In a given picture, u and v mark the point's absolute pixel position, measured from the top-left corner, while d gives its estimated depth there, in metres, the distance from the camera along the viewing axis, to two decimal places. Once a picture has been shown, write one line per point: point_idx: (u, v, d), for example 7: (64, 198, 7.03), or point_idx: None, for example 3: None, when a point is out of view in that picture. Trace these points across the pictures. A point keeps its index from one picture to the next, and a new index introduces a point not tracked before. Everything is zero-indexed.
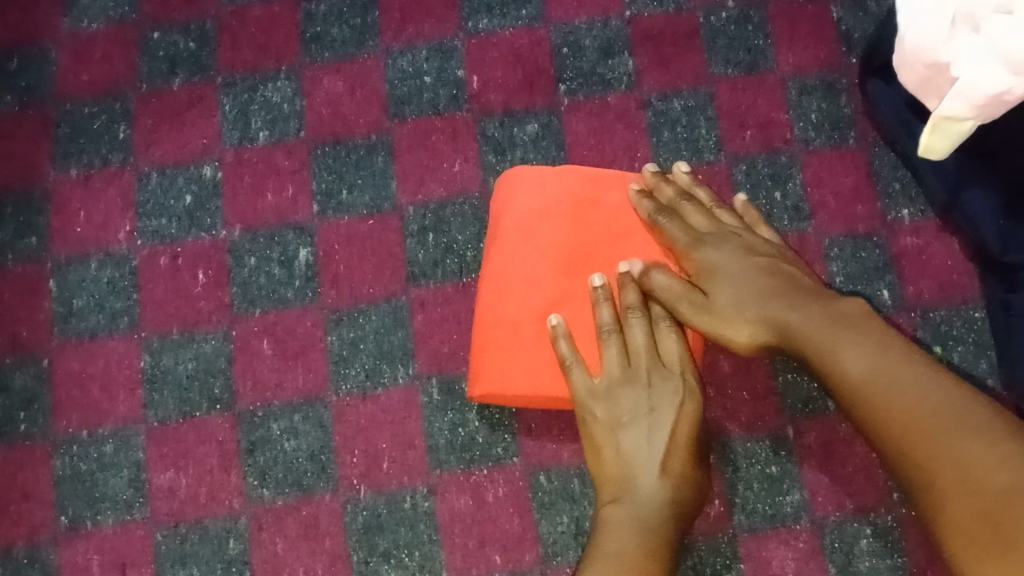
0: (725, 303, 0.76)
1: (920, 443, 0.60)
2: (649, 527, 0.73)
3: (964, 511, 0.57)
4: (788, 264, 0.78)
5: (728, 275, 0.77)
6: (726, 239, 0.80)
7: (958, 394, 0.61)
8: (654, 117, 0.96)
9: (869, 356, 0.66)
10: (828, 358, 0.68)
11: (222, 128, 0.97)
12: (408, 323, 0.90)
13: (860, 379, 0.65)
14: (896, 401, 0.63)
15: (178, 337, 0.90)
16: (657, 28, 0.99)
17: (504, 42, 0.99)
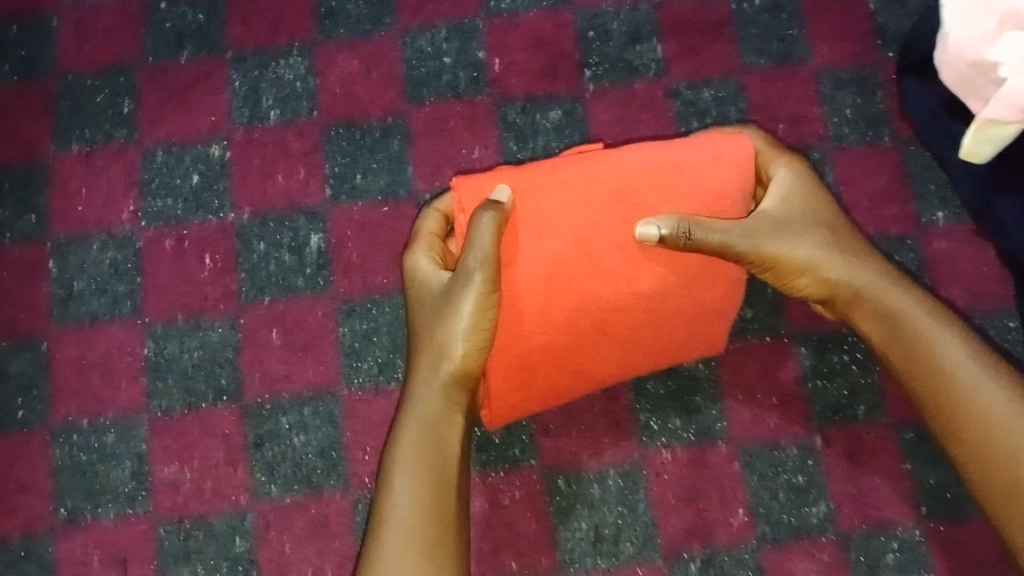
0: (796, 247, 0.76)
1: (982, 430, 0.69)
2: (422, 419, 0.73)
3: (987, 483, 0.68)
4: (842, 221, 0.79)
5: (795, 200, 0.79)
6: (787, 173, 0.80)
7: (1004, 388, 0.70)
8: (683, 107, 0.93)
9: (954, 339, 0.72)
10: (923, 345, 0.73)
11: (231, 107, 0.93)
12: None
13: (954, 366, 0.71)
14: (992, 399, 0.69)
15: (183, 324, 0.87)
16: (686, 15, 0.96)
17: (526, 24, 0.96)
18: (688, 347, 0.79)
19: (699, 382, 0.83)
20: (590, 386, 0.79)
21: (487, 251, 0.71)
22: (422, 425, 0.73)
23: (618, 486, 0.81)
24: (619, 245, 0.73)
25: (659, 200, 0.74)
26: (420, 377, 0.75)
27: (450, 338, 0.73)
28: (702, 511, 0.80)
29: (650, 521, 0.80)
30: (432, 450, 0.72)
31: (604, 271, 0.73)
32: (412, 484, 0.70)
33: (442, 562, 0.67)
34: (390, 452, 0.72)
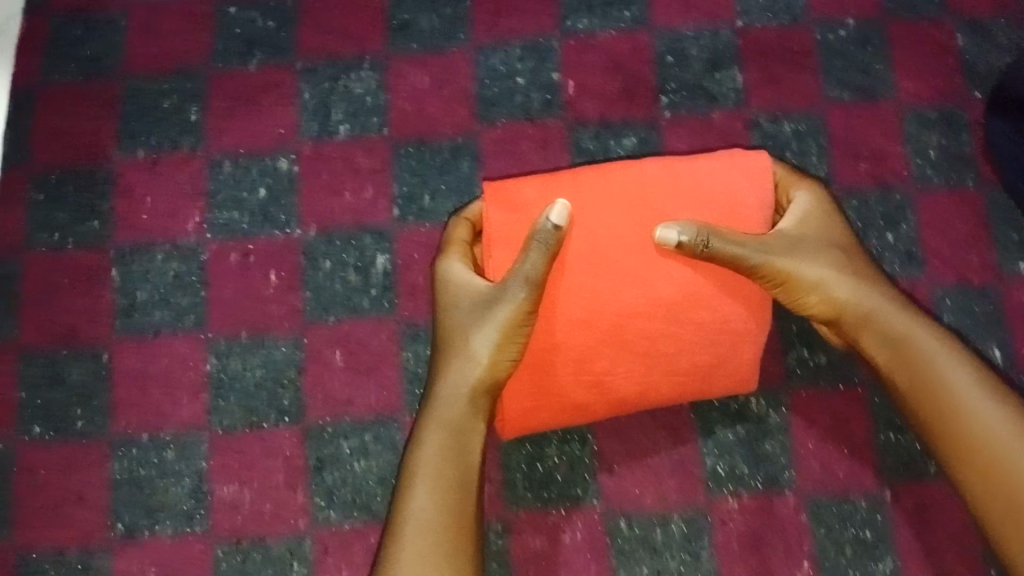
0: (811, 264, 0.75)
1: (988, 459, 0.69)
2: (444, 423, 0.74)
3: (991, 510, 0.69)
4: (856, 242, 0.79)
5: (812, 222, 0.78)
6: (802, 193, 0.79)
7: (1008, 418, 0.70)
8: (762, 140, 0.91)
9: (960, 367, 0.73)
10: (931, 368, 0.73)
11: (300, 120, 0.92)
12: None
13: (959, 390, 0.72)
14: (996, 424, 0.70)
15: (246, 341, 0.86)
16: (769, 43, 0.93)
17: (603, 45, 0.93)
18: (715, 376, 0.76)
19: (768, 429, 0.82)
20: (606, 404, 0.76)
21: (537, 270, 0.71)
22: (447, 429, 0.73)
23: (681, 532, 0.80)
24: (637, 253, 0.73)
25: (678, 209, 0.74)
26: (444, 379, 0.75)
27: (479, 346, 0.72)
28: (766, 562, 0.79)
29: (713, 570, 0.79)
30: (456, 455, 0.73)
31: (622, 279, 0.72)
32: (431, 487, 0.72)
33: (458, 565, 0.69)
34: (416, 456, 0.73)
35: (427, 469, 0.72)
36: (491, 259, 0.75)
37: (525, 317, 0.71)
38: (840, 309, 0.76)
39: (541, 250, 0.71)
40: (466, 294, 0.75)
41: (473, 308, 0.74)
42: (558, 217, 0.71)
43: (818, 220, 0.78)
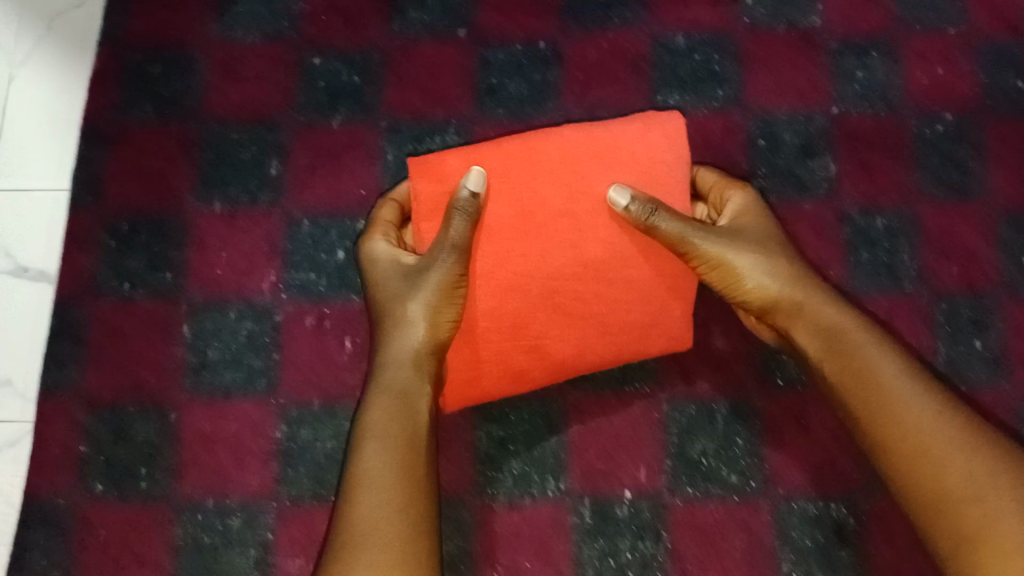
0: (742, 252, 0.74)
1: (919, 443, 0.64)
2: (388, 390, 0.72)
3: (925, 498, 0.63)
4: (786, 238, 0.78)
5: (746, 217, 0.78)
6: (734, 193, 0.80)
7: (935, 405, 0.66)
8: (853, 234, 0.89)
9: (888, 356, 0.69)
10: (862, 358, 0.69)
11: (383, 181, 0.90)
12: (562, 430, 0.84)
13: (890, 381, 0.68)
14: (929, 413, 0.65)
15: (318, 410, 0.84)
16: (865, 131, 0.91)
17: (694, 123, 0.92)
18: (654, 336, 0.76)
19: (847, 536, 0.81)
20: (546, 370, 0.75)
21: (460, 235, 0.71)
22: (394, 393, 0.72)
23: None
24: (564, 218, 0.72)
25: (602, 175, 0.73)
26: (387, 349, 0.74)
27: (413, 313, 0.73)
28: None
29: None
30: (406, 416, 0.71)
31: (552, 242, 0.72)
32: (384, 450, 0.69)
33: (413, 519, 0.66)
34: (363, 424, 0.71)
35: (376, 435, 0.69)
36: (419, 234, 0.76)
37: (457, 281, 0.72)
38: (774, 299, 0.74)
39: (461, 218, 0.71)
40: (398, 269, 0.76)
41: (408, 281, 0.74)
42: (475, 184, 0.71)
43: (749, 211, 0.78)
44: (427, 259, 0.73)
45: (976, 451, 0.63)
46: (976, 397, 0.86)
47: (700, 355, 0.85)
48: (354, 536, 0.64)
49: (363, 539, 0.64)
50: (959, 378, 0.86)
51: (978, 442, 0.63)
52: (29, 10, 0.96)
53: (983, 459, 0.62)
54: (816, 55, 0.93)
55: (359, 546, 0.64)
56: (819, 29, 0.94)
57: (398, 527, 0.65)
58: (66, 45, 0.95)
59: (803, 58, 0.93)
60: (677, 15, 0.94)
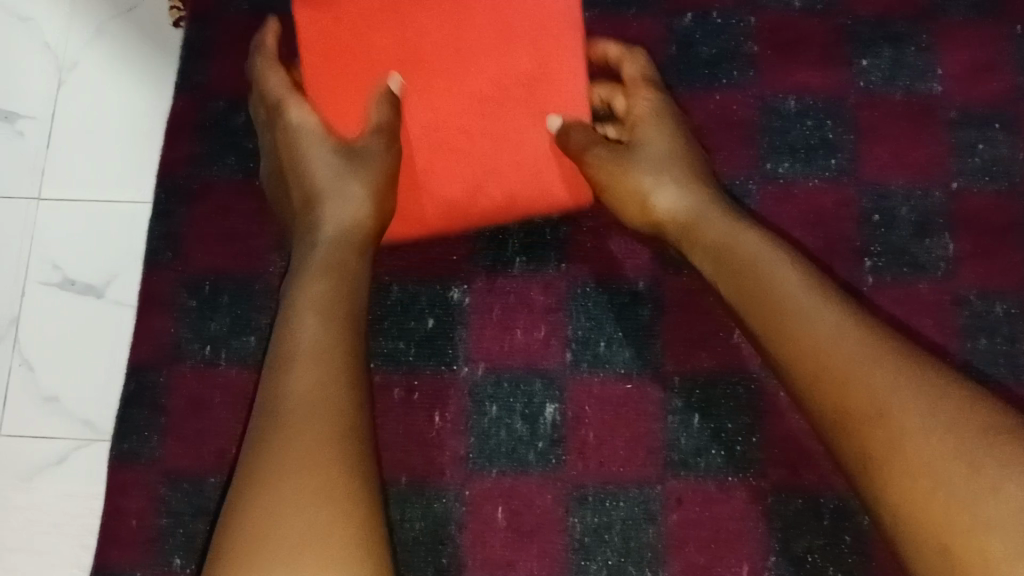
0: (645, 173, 0.77)
1: (852, 387, 0.58)
2: (319, 307, 0.66)
3: (866, 446, 0.57)
4: (696, 150, 0.80)
5: (654, 136, 0.79)
6: (644, 106, 0.81)
7: (870, 343, 0.60)
8: (970, 319, 0.84)
9: (816, 294, 0.64)
10: (767, 270, 0.67)
11: (475, 248, 0.86)
12: (660, 520, 0.80)
13: (806, 322, 0.63)
14: (839, 339, 0.60)
15: (405, 490, 0.81)
16: (985, 210, 0.86)
17: (805, 195, 0.88)
18: (552, 171, 0.79)
19: None
20: (435, 208, 0.79)
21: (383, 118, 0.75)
22: (325, 291, 0.67)
23: None
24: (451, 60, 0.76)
25: (487, 8, 0.76)
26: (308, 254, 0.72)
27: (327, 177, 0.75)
28: None
29: None
30: (329, 331, 0.64)
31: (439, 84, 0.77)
32: (304, 371, 0.62)
33: (335, 441, 0.59)
34: (282, 345, 0.64)
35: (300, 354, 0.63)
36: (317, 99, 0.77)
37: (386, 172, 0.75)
38: (670, 215, 0.76)
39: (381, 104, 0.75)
40: (313, 139, 0.76)
41: (319, 143, 0.76)
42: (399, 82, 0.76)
43: (657, 121, 0.80)
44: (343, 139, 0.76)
45: (898, 375, 0.57)
46: None
47: (807, 448, 0.81)
48: (264, 464, 0.57)
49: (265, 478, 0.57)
50: None
51: (900, 365, 0.58)
52: (118, 55, 0.98)
53: (911, 392, 0.56)
54: (932, 124, 0.89)
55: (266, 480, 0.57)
56: (938, 97, 0.89)
57: (313, 457, 0.57)
58: (155, 92, 0.97)
59: (920, 128, 0.89)
60: (787, 77, 0.90)
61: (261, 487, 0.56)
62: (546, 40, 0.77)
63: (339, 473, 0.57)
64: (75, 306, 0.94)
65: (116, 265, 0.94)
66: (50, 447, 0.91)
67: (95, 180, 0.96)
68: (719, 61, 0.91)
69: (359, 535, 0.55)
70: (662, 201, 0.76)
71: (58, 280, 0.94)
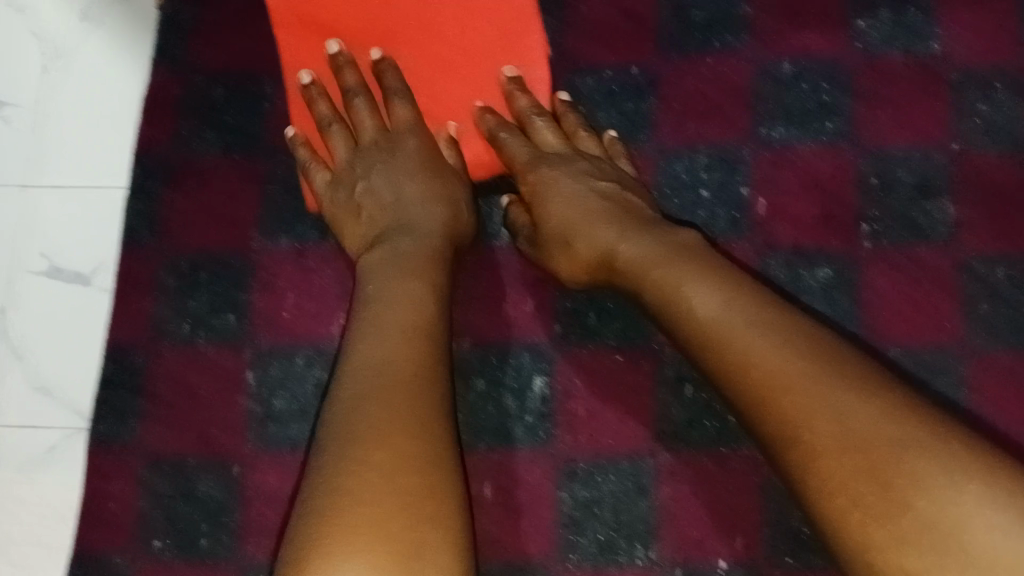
0: (575, 244, 0.74)
1: (782, 399, 0.56)
2: (412, 300, 0.65)
3: (826, 466, 0.53)
4: (597, 178, 0.77)
5: (564, 197, 0.76)
6: (544, 178, 0.77)
7: (790, 348, 0.57)
8: (973, 285, 0.81)
9: (727, 302, 0.61)
10: (672, 298, 0.64)
11: None
12: (653, 494, 0.78)
13: (728, 324, 0.60)
14: (769, 353, 0.58)
15: None
16: (988, 173, 0.83)
17: (801, 160, 0.85)
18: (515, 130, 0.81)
19: None
20: None
21: (411, 118, 0.78)
22: (411, 259, 0.69)
23: None
24: (422, 30, 0.79)
25: None
26: (398, 234, 0.72)
27: (336, 155, 0.80)
28: None
29: None
30: (415, 298, 0.65)
31: (416, 61, 0.80)
32: (386, 350, 0.61)
33: (421, 401, 0.58)
34: (367, 311, 0.65)
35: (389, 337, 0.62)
36: (292, 65, 0.80)
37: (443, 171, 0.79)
38: (597, 268, 0.73)
39: (403, 100, 0.78)
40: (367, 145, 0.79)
41: (371, 151, 0.79)
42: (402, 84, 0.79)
43: (565, 182, 0.77)
44: (356, 120, 0.80)
45: (836, 384, 0.55)
46: None
47: None
48: (340, 421, 0.58)
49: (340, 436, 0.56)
50: None
51: (834, 373, 0.56)
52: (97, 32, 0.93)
53: (843, 395, 0.55)
54: (933, 85, 0.86)
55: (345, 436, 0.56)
56: (938, 57, 0.86)
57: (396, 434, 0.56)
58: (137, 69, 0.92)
59: (920, 89, 0.86)
60: (781, 40, 0.87)
61: (342, 443, 0.56)
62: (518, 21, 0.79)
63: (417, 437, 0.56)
64: (62, 295, 0.88)
65: (105, 251, 0.89)
66: (36, 442, 0.86)
67: (82, 165, 0.91)
68: (712, 25, 0.88)
69: (441, 513, 0.54)
70: (583, 243, 0.73)
71: (46, 268, 0.89)
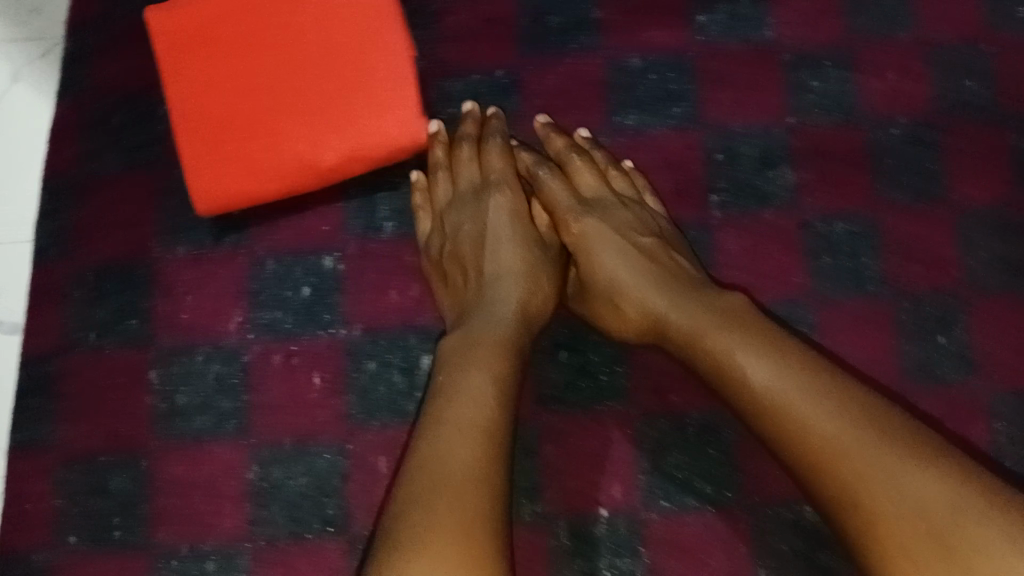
0: (623, 297, 0.80)
1: (838, 466, 0.63)
2: (478, 397, 0.71)
3: (884, 532, 0.60)
4: (637, 230, 0.84)
5: (607, 246, 0.83)
6: (590, 226, 0.84)
7: (844, 417, 0.64)
8: (814, 240, 0.89)
9: (780, 375, 0.68)
10: (727, 368, 0.71)
11: (345, 216, 0.90)
12: (536, 453, 0.84)
13: (785, 395, 0.67)
14: (828, 425, 0.64)
15: (289, 449, 0.84)
16: (821, 141, 0.92)
17: (652, 143, 0.93)
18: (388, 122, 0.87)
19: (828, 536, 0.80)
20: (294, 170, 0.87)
21: (499, 163, 0.88)
22: (481, 350, 0.75)
23: None
24: (275, 28, 0.87)
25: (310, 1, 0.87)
26: (479, 313, 0.79)
27: (438, 193, 0.89)
28: None
29: None
30: (477, 393, 0.71)
31: (285, 62, 0.87)
32: (455, 444, 0.67)
33: (481, 506, 0.64)
34: (435, 407, 0.71)
35: (453, 429, 0.69)
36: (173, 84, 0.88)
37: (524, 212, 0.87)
38: (646, 323, 0.79)
39: (496, 143, 0.89)
40: (469, 189, 0.88)
41: (468, 197, 0.87)
42: (400, 109, 0.87)
43: (615, 238, 0.83)
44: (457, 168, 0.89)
45: (891, 456, 0.62)
46: (948, 391, 0.85)
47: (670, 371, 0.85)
48: (406, 516, 0.64)
49: (412, 535, 0.62)
50: (928, 375, 0.85)
51: (887, 446, 0.62)
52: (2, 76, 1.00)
53: (894, 460, 0.61)
54: (769, 67, 0.95)
55: (415, 531, 0.62)
56: (772, 42, 0.96)
57: (456, 524, 0.62)
58: (40, 117, 0.99)
59: (758, 72, 0.95)
60: (631, 37, 0.96)
61: (411, 534, 0.62)
62: (375, 18, 0.87)
63: (473, 527, 0.62)
64: None
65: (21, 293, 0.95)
66: None
67: None
68: (569, 29, 0.96)
69: None
70: (630, 305, 0.80)
71: None
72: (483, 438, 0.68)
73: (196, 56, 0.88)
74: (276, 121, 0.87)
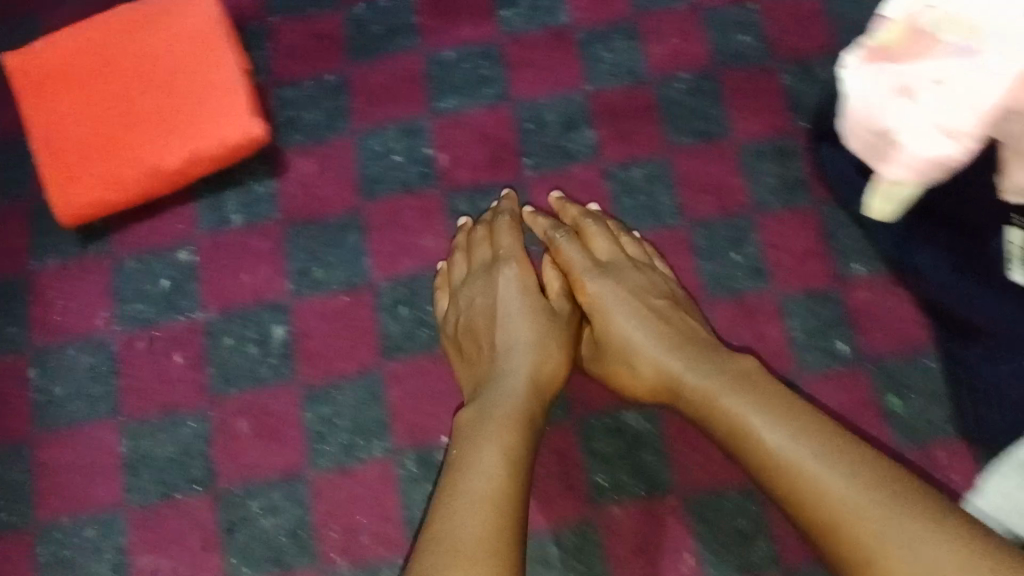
0: (641, 357, 0.82)
1: (853, 525, 0.61)
2: (493, 472, 0.68)
3: None
4: (649, 294, 0.87)
5: (613, 309, 0.85)
6: (602, 290, 0.87)
7: (857, 473, 0.63)
8: (616, 187, 1.01)
9: (795, 437, 0.67)
10: (741, 427, 0.70)
11: (198, 214, 1.00)
12: (382, 397, 0.92)
13: (792, 450, 0.66)
14: (840, 484, 0.63)
15: (156, 421, 0.92)
16: (616, 103, 1.04)
17: (470, 121, 1.04)
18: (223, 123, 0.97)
19: (645, 436, 0.90)
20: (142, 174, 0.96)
21: (511, 238, 0.92)
22: (502, 423, 0.73)
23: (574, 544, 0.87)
24: (121, 59, 0.99)
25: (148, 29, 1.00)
26: (494, 383, 0.79)
27: (455, 270, 0.94)
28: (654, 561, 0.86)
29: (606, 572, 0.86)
30: (495, 467, 0.68)
31: (129, 81, 0.99)
32: (475, 521, 0.64)
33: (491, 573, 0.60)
34: (451, 481, 0.68)
35: (474, 502, 0.65)
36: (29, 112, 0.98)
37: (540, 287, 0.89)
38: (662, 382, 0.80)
39: (506, 224, 0.94)
40: (487, 265, 0.91)
41: (489, 273, 0.90)
42: (234, 110, 0.97)
43: (633, 302, 0.85)
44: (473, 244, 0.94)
45: (913, 519, 0.60)
46: (743, 300, 0.96)
47: None
48: None
49: None
50: (724, 288, 0.96)
51: (909, 510, 0.60)
52: None
53: (912, 524, 0.60)
54: (566, 46, 1.07)
55: None
56: (567, 24, 1.08)
57: None
58: None
59: (557, 51, 1.06)
60: (444, 34, 1.08)
61: None
62: (206, 35, 0.99)
63: None
64: None
65: None
66: None
67: None
68: (388, 34, 1.08)
69: None
70: (645, 365, 0.82)
71: None
72: (499, 506, 0.65)
73: (49, 85, 0.99)
74: (123, 133, 0.97)
